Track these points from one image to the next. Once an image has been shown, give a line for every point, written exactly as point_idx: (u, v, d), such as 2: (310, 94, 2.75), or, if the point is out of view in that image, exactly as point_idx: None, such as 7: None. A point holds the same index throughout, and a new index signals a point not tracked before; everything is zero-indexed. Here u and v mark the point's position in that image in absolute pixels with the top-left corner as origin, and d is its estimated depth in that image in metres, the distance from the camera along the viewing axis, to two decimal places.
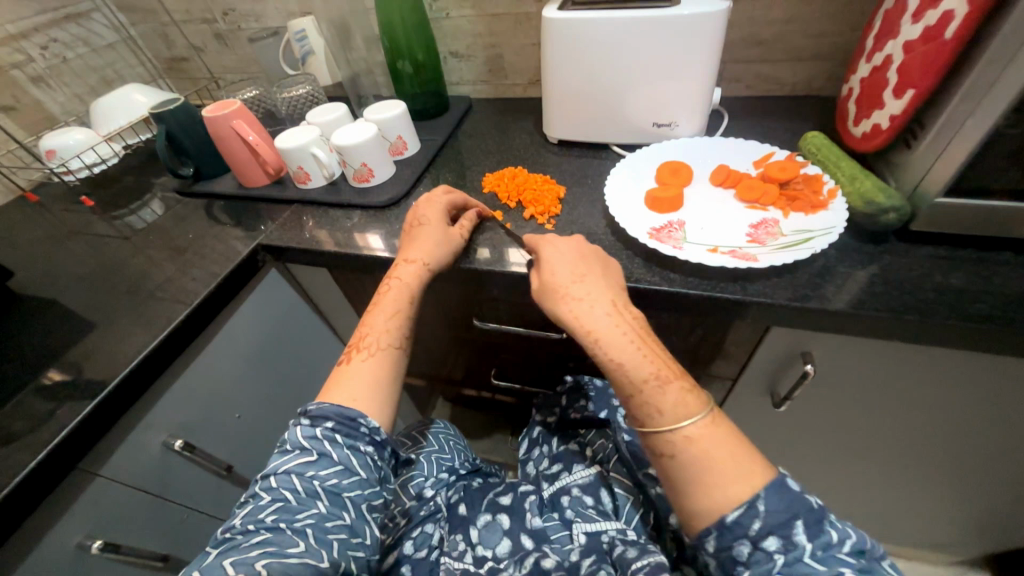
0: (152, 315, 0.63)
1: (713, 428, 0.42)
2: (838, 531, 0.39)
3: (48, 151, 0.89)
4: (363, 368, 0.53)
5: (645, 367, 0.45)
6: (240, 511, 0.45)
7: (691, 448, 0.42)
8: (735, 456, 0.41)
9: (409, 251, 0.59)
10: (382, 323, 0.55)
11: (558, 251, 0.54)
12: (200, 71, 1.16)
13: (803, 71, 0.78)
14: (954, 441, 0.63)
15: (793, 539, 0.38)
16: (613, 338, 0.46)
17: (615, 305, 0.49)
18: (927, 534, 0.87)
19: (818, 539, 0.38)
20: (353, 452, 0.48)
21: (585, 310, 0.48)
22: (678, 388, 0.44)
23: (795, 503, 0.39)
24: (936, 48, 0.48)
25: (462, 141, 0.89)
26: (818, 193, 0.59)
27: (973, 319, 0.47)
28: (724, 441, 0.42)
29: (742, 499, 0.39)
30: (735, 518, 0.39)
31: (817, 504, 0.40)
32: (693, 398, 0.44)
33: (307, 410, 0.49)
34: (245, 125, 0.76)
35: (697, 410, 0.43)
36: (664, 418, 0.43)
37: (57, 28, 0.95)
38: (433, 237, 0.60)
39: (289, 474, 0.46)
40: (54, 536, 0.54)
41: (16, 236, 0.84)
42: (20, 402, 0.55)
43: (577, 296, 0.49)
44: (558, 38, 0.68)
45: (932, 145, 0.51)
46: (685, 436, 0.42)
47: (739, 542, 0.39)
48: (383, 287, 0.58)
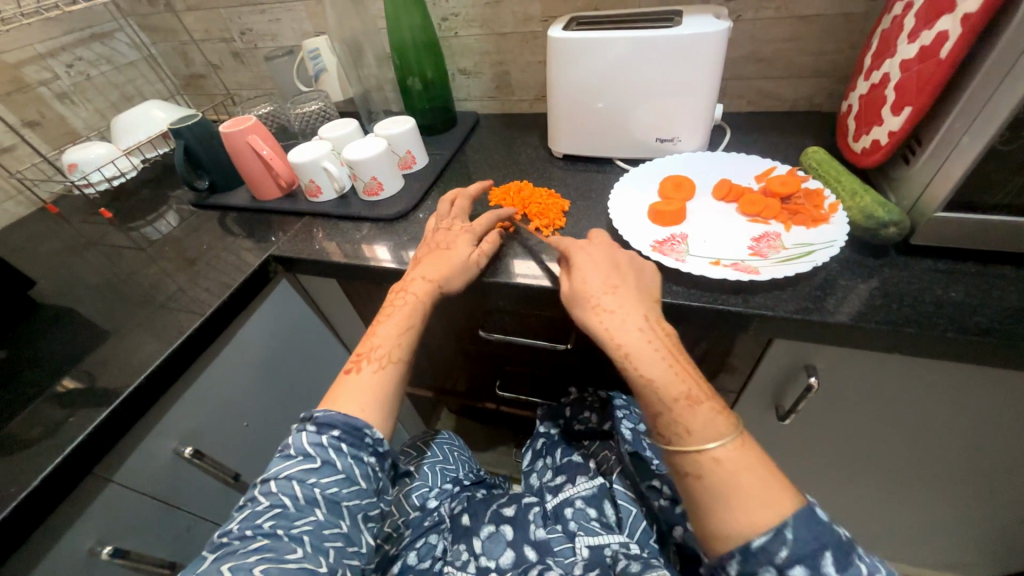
0: (167, 324, 0.65)
1: (742, 451, 0.42)
2: (867, 564, 0.38)
3: (71, 164, 0.91)
4: (371, 380, 0.53)
5: (675, 385, 0.45)
6: (237, 515, 0.46)
7: (718, 470, 0.41)
8: (763, 481, 0.40)
9: (426, 269, 0.60)
10: (392, 336, 0.56)
11: (592, 261, 0.54)
12: (217, 87, 1.20)
13: (803, 88, 0.79)
14: (963, 456, 0.63)
15: (821, 570, 0.37)
16: (645, 353, 0.46)
17: (649, 319, 0.49)
18: (941, 553, 0.85)
19: (846, 571, 0.37)
20: (356, 462, 0.49)
21: (617, 323, 0.48)
22: (709, 409, 0.43)
23: (825, 534, 0.38)
24: (932, 67, 0.49)
25: (469, 156, 0.91)
26: (819, 207, 0.59)
27: (976, 332, 0.47)
28: (753, 465, 0.41)
29: (770, 525, 0.38)
30: (761, 544, 0.38)
31: (845, 536, 0.39)
32: (723, 420, 0.43)
33: (313, 416, 0.50)
34: (260, 140, 0.79)
35: (727, 432, 0.42)
36: (692, 438, 0.43)
37: (82, 48, 1.00)
38: (452, 261, 0.60)
39: (289, 480, 0.46)
40: (66, 542, 0.55)
41: (37, 246, 0.87)
42: (38, 408, 0.57)
43: (609, 308, 0.49)
44: (563, 57, 0.70)
45: (932, 160, 0.51)
46: (713, 458, 0.41)
47: (765, 569, 0.38)
48: (396, 299, 0.58)
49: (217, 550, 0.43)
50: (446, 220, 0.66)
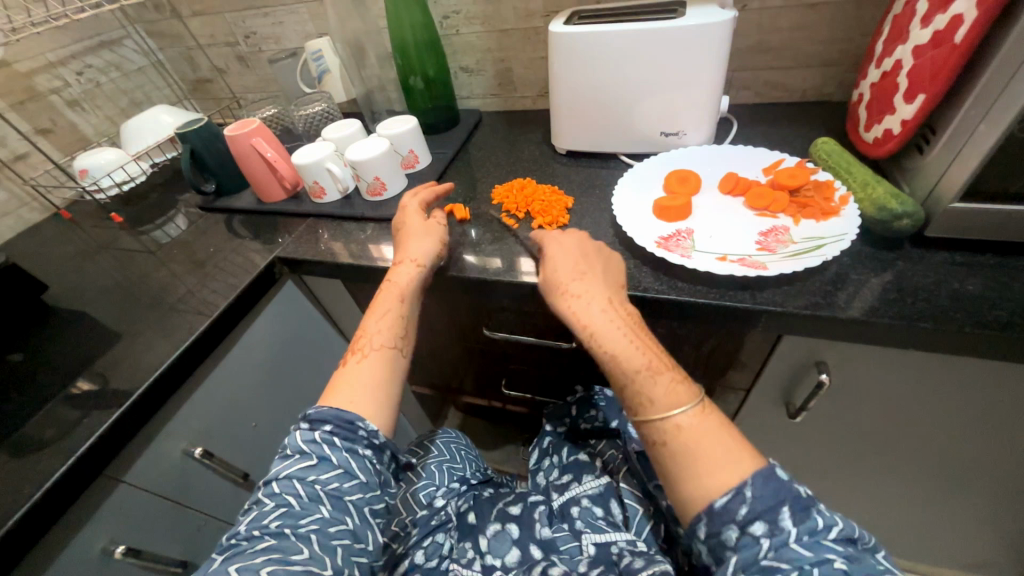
0: (175, 326, 0.66)
1: (703, 417, 0.43)
2: (825, 517, 0.39)
3: (82, 170, 0.93)
4: (359, 368, 0.54)
5: (636, 358, 0.47)
6: (245, 517, 0.46)
7: (681, 436, 0.43)
8: (724, 446, 0.41)
9: (402, 251, 0.62)
10: (376, 323, 0.56)
11: (561, 249, 0.56)
12: (223, 91, 1.21)
13: (812, 77, 0.78)
14: (982, 454, 0.61)
15: (779, 524, 0.38)
16: (608, 332, 0.48)
17: (612, 302, 0.50)
18: (960, 553, 0.82)
19: (804, 524, 0.38)
20: (352, 455, 0.49)
21: (583, 308, 0.50)
22: (669, 378, 0.45)
23: (783, 490, 0.39)
24: (946, 52, 0.47)
25: (472, 154, 0.90)
26: (829, 200, 0.58)
27: (995, 326, 0.45)
28: (715, 431, 0.42)
29: (730, 487, 0.39)
30: (723, 503, 0.39)
31: (805, 492, 0.40)
32: (683, 388, 0.45)
33: (307, 414, 0.50)
34: (264, 142, 0.79)
35: (688, 399, 0.44)
36: (655, 408, 0.44)
37: (91, 55, 1.01)
38: (418, 231, 0.63)
39: (290, 480, 0.47)
40: (79, 542, 0.56)
41: (51, 251, 0.89)
42: (52, 410, 0.58)
43: (576, 293, 0.51)
44: (564, 52, 0.70)
45: (947, 149, 0.50)
46: (675, 425, 0.43)
47: (728, 527, 0.39)
48: (379, 288, 0.60)
49: (227, 552, 0.44)
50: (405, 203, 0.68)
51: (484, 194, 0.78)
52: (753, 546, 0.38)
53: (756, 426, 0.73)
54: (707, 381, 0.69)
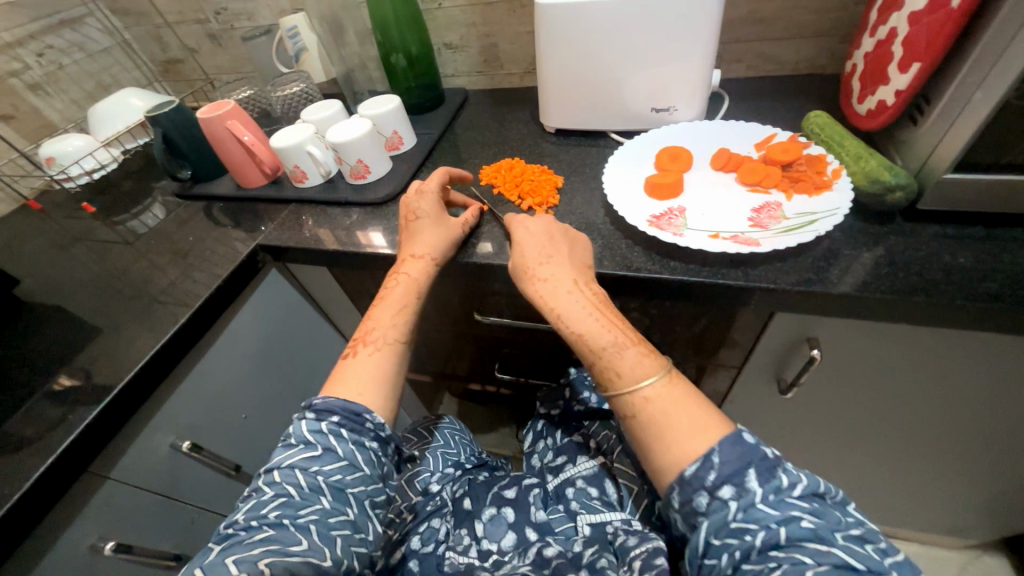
0: (156, 319, 0.64)
1: (672, 387, 0.44)
2: (791, 476, 0.39)
3: (48, 158, 0.89)
4: (371, 363, 0.52)
5: (602, 336, 0.47)
6: (243, 506, 0.45)
7: (650, 407, 0.43)
8: (690, 413, 0.42)
9: (414, 246, 0.59)
10: (389, 318, 0.55)
11: (528, 231, 0.55)
12: (196, 72, 1.16)
13: (805, 49, 0.76)
14: (966, 423, 0.62)
15: (746, 486, 0.38)
16: (576, 313, 0.48)
17: (579, 283, 0.50)
18: (942, 519, 0.85)
19: (769, 484, 0.38)
20: (358, 448, 0.48)
21: (551, 290, 0.50)
22: (636, 353, 0.46)
23: (748, 453, 0.39)
24: (942, 18, 0.46)
25: (459, 134, 0.88)
26: (822, 173, 0.57)
27: (984, 298, 0.45)
28: (681, 399, 0.43)
29: (698, 452, 0.40)
30: (692, 471, 0.39)
31: (772, 454, 0.40)
32: (650, 362, 0.45)
33: (312, 403, 0.49)
34: (240, 125, 0.76)
35: (655, 371, 0.44)
36: (624, 382, 0.45)
37: (52, 34, 0.95)
38: (432, 228, 0.60)
39: (292, 469, 0.46)
40: (67, 539, 0.55)
41: (22, 244, 0.85)
42: (31, 408, 0.56)
43: (542, 276, 0.51)
44: (551, 25, 0.67)
45: (941, 119, 0.49)
46: (643, 397, 0.43)
47: (699, 494, 0.39)
48: (390, 281, 0.58)
49: (223, 541, 0.43)
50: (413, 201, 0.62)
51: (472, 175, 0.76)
52: (722, 510, 0.38)
53: (747, 403, 0.74)
54: (699, 360, 0.69)
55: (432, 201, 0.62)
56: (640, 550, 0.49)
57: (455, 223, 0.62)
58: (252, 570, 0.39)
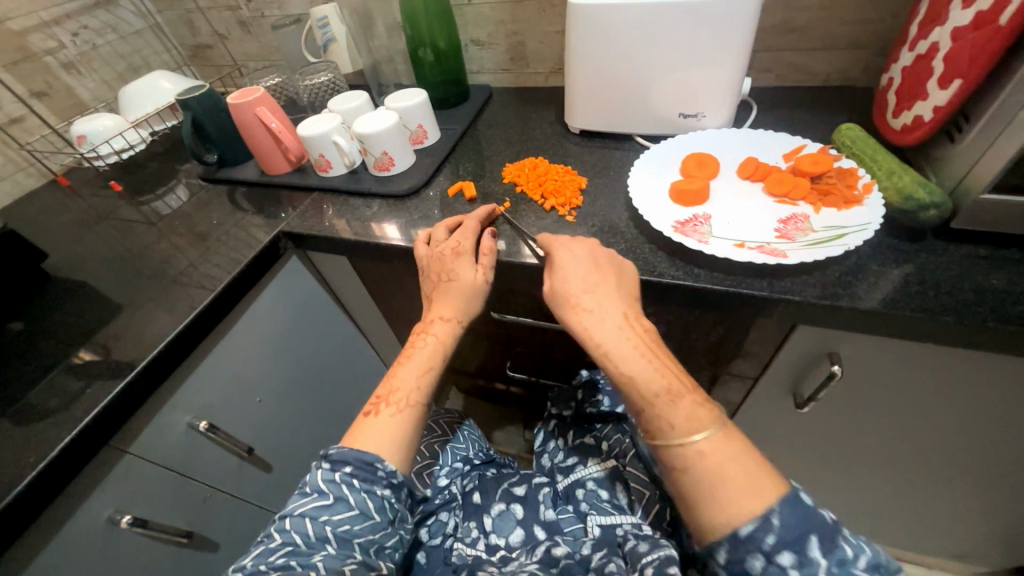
0: (179, 299, 0.64)
1: (728, 443, 0.41)
2: (853, 545, 0.38)
3: (79, 136, 0.90)
4: (391, 425, 0.51)
5: (654, 380, 0.45)
6: (251, 551, 0.45)
7: (703, 462, 0.41)
8: (746, 471, 0.40)
9: (442, 306, 0.58)
10: (413, 378, 0.54)
11: (572, 256, 0.53)
12: (224, 58, 1.17)
13: (838, 60, 0.75)
14: (986, 448, 0.61)
15: (807, 555, 0.37)
16: (623, 351, 0.46)
17: (627, 317, 0.49)
18: (953, 543, 0.84)
19: (833, 555, 0.37)
20: (369, 496, 0.48)
21: (596, 324, 0.48)
22: (690, 401, 0.44)
23: (809, 518, 0.38)
24: (988, 34, 0.45)
25: (482, 131, 0.88)
26: (853, 188, 0.56)
27: (1016, 322, 0.45)
28: (738, 457, 0.41)
29: (755, 513, 0.38)
30: (749, 531, 0.38)
31: (829, 518, 0.39)
32: (705, 412, 0.43)
33: (329, 452, 0.50)
34: (268, 112, 0.76)
35: (709, 423, 0.42)
36: (675, 432, 0.42)
37: (87, 15, 0.97)
38: (463, 289, 0.58)
39: (302, 518, 0.46)
40: (84, 511, 0.56)
41: (48, 219, 0.87)
42: (53, 380, 0.57)
43: (587, 306, 0.49)
44: (583, 25, 0.67)
45: (981, 137, 0.48)
46: (697, 450, 0.41)
47: (753, 556, 0.37)
48: (417, 340, 0.57)
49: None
50: (443, 242, 0.61)
51: (494, 172, 0.76)
52: None
53: (760, 415, 0.73)
54: (714, 369, 0.69)
55: (464, 253, 0.59)
56: (651, 557, 0.48)
57: (479, 274, 0.58)
58: None
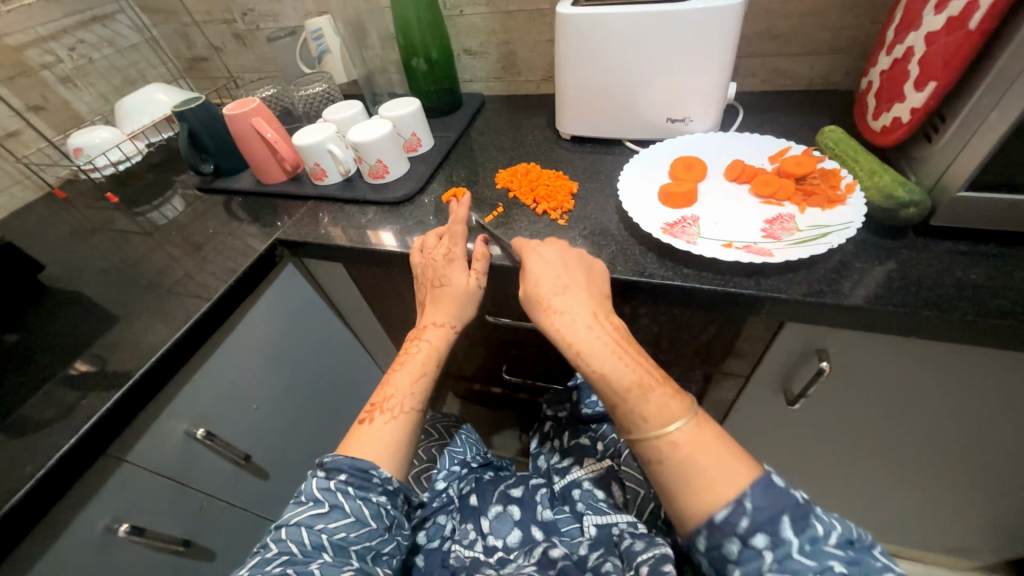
0: (176, 308, 0.65)
1: (699, 430, 0.44)
2: (824, 523, 0.40)
3: (75, 149, 0.91)
4: (386, 431, 0.52)
5: (626, 376, 0.47)
6: (248, 562, 0.45)
7: (677, 452, 0.43)
8: (719, 457, 0.42)
9: (436, 313, 0.59)
10: (407, 384, 0.55)
11: (543, 259, 0.55)
12: (220, 70, 1.19)
13: (820, 65, 0.77)
14: (975, 441, 0.62)
15: (780, 535, 0.38)
16: (595, 350, 0.48)
17: (596, 315, 0.50)
18: (948, 538, 0.85)
19: (805, 533, 0.39)
20: (365, 503, 0.48)
21: (568, 324, 0.50)
22: (660, 394, 0.46)
23: (781, 499, 0.40)
24: (959, 38, 0.47)
25: (475, 138, 0.89)
26: (835, 188, 0.58)
27: (995, 315, 0.46)
28: (710, 444, 0.43)
29: (729, 498, 0.40)
30: (723, 517, 0.39)
31: (803, 498, 0.41)
32: (676, 403, 0.45)
33: (323, 461, 0.50)
34: (264, 122, 0.77)
35: (681, 414, 0.44)
36: (649, 426, 0.44)
37: (84, 30, 0.98)
38: (455, 296, 0.59)
39: (298, 527, 0.46)
40: (81, 521, 0.56)
41: (45, 231, 0.88)
42: (51, 390, 0.58)
43: (559, 308, 0.51)
44: (572, 34, 0.68)
45: (956, 137, 0.50)
46: (671, 441, 0.43)
47: (728, 540, 0.39)
48: (411, 347, 0.58)
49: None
50: (433, 250, 0.62)
51: (487, 178, 0.78)
52: (756, 559, 0.38)
53: (754, 413, 0.74)
54: (707, 368, 0.70)
55: (454, 261, 0.60)
56: (646, 556, 0.48)
57: (472, 281, 0.60)
58: None
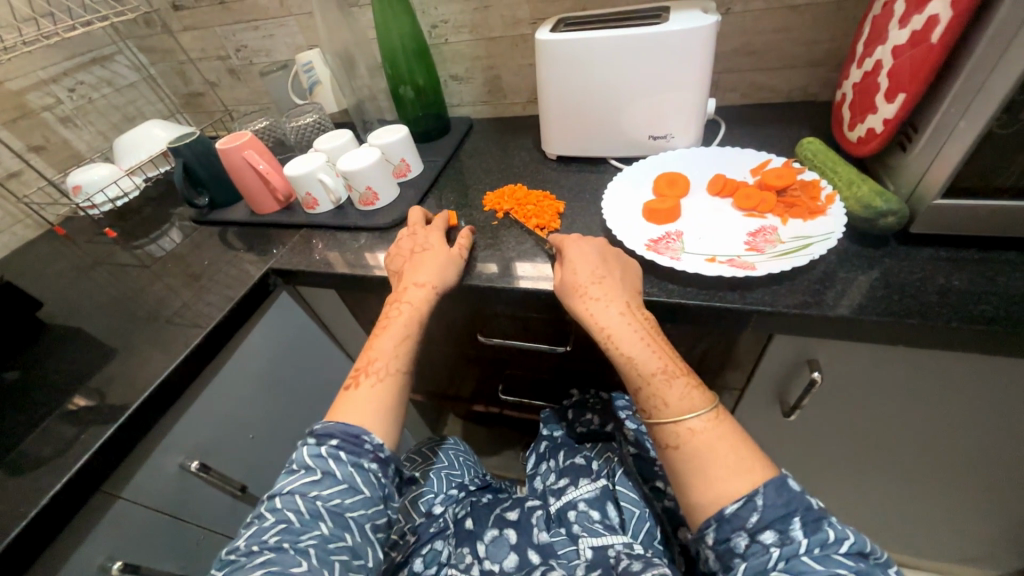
0: (171, 340, 0.66)
1: (717, 424, 0.45)
2: (837, 531, 0.39)
3: (75, 186, 0.93)
4: (371, 394, 0.52)
5: (652, 362, 0.47)
6: (245, 532, 0.46)
7: (694, 440, 0.44)
8: (735, 452, 0.43)
9: (417, 275, 0.60)
10: (391, 347, 0.55)
11: (582, 252, 0.55)
12: (215, 104, 1.22)
13: (797, 78, 0.79)
14: (975, 447, 0.61)
15: (789, 534, 0.39)
16: (625, 335, 0.49)
17: (629, 305, 0.51)
18: (961, 548, 0.82)
19: (815, 536, 0.39)
20: (357, 470, 0.48)
21: (601, 310, 0.50)
22: (684, 383, 0.46)
23: (794, 501, 0.40)
24: (923, 52, 0.48)
25: (464, 161, 0.91)
26: (816, 199, 0.58)
27: (979, 320, 0.46)
28: (728, 438, 0.44)
29: (741, 493, 0.41)
30: (733, 510, 0.41)
31: (817, 504, 0.41)
32: (699, 394, 0.46)
33: (313, 429, 0.50)
34: (256, 154, 0.79)
35: (702, 405, 0.45)
36: (669, 411, 0.45)
37: (83, 71, 1.02)
38: (436, 261, 0.61)
39: (292, 495, 0.47)
40: (76, 559, 0.56)
41: (45, 268, 0.89)
42: (47, 427, 0.58)
43: (594, 295, 0.51)
44: (551, 59, 0.70)
45: (929, 146, 0.50)
46: (689, 429, 0.44)
47: (737, 534, 0.41)
48: (392, 310, 0.58)
49: (225, 568, 0.44)
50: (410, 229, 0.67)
51: (475, 201, 0.79)
52: (762, 555, 0.39)
53: (751, 425, 0.73)
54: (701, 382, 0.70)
55: (433, 237, 0.65)
56: None
57: (454, 252, 0.63)
58: None
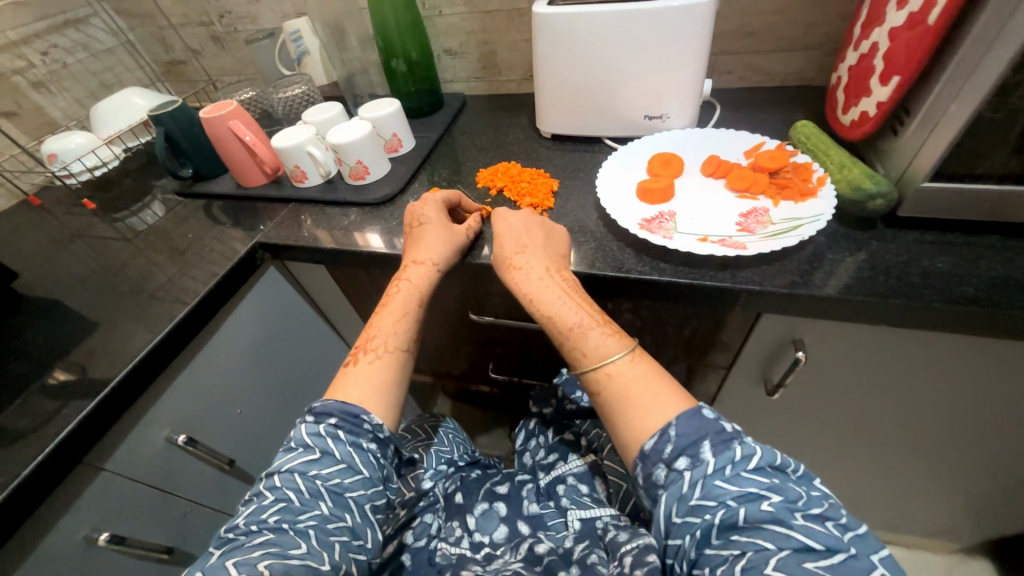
0: (156, 313, 0.64)
1: (634, 366, 0.47)
2: (747, 448, 0.40)
3: (50, 155, 0.89)
4: (370, 371, 0.53)
5: (571, 318, 0.50)
6: (244, 510, 0.46)
7: (612, 383, 0.46)
8: (649, 389, 0.45)
9: (417, 252, 0.59)
10: (390, 325, 0.55)
11: (506, 222, 0.59)
12: (198, 73, 1.17)
13: (793, 62, 0.78)
14: (948, 425, 0.64)
15: (700, 457, 0.40)
16: (545, 296, 0.52)
17: (550, 268, 0.54)
18: (928, 521, 0.86)
19: (724, 456, 0.40)
20: (355, 450, 0.49)
21: (524, 276, 0.54)
22: (601, 333, 0.49)
23: (704, 426, 0.41)
24: (919, 33, 0.48)
25: (457, 138, 0.89)
26: (807, 181, 0.59)
27: (960, 301, 0.47)
28: (643, 377, 0.46)
29: (656, 428, 0.42)
30: (651, 446, 0.42)
31: (730, 427, 0.42)
32: (616, 340, 0.49)
33: (313, 407, 0.50)
34: (242, 125, 0.77)
35: (619, 350, 0.48)
36: (589, 360, 0.48)
37: (57, 34, 0.96)
38: (436, 235, 0.60)
39: (292, 473, 0.46)
40: (61, 529, 0.55)
41: (20, 239, 0.86)
42: (27, 399, 0.57)
43: (517, 264, 0.55)
44: (547, 33, 0.69)
45: (919, 130, 0.51)
46: (608, 374, 0.47)
47: (657, 467, 0.41)
48: (392, 288, 0.58)
49: (224, 544, 0.43)
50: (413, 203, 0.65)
51: (469, 177, 0.78)
52: (678, 481, 0.40)
53: (736, 404, 0.75)
54: (689, 362, 0.71)
55: (435, 208, 0.62)
56: (630, 546, 0.50)
57: (459, 230, 0.62)
58: (251, 571, 0.39)
